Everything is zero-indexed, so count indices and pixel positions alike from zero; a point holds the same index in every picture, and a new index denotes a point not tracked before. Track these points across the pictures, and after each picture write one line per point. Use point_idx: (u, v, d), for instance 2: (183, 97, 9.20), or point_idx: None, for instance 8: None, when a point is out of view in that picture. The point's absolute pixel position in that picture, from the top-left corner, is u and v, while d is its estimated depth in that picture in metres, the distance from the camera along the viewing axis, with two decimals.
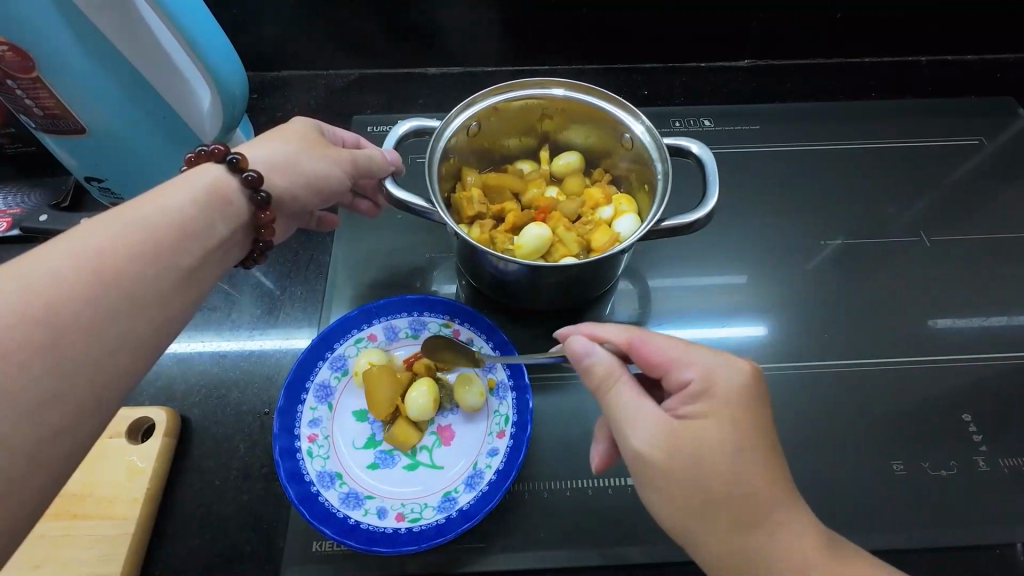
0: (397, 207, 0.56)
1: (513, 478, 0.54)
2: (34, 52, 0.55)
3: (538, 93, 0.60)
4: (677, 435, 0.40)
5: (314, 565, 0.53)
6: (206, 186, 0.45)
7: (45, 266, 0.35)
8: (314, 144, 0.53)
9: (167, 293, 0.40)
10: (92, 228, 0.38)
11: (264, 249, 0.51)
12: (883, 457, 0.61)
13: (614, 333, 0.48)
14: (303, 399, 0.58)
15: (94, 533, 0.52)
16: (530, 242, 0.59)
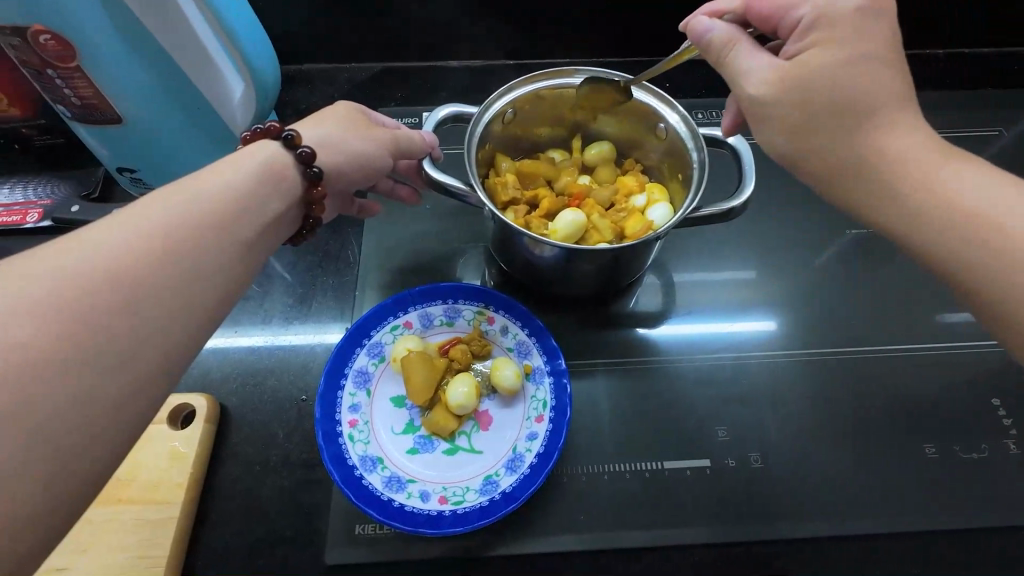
0: (436, 189, 0.58)
1: (555, 461, 0.55)
2: (75, 41, 0.55)
3: (576, 82, 0.62)
4: (822, 65, 0.44)
5: (358, 548, 0.54)
6: (263, 161, 0.46)
7: (113, 246, 0.35)
8: (361, 125, 0.54)
9: (227, 273, 0.41)
10: (156, 207, 0.39)
11: (313, 226, 0.51)
12: (915, 442, 0.62)
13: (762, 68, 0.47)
14: (342, 384, 0.59)
15: (140, 516, 0.53)
16: (565, 226, 0.61)
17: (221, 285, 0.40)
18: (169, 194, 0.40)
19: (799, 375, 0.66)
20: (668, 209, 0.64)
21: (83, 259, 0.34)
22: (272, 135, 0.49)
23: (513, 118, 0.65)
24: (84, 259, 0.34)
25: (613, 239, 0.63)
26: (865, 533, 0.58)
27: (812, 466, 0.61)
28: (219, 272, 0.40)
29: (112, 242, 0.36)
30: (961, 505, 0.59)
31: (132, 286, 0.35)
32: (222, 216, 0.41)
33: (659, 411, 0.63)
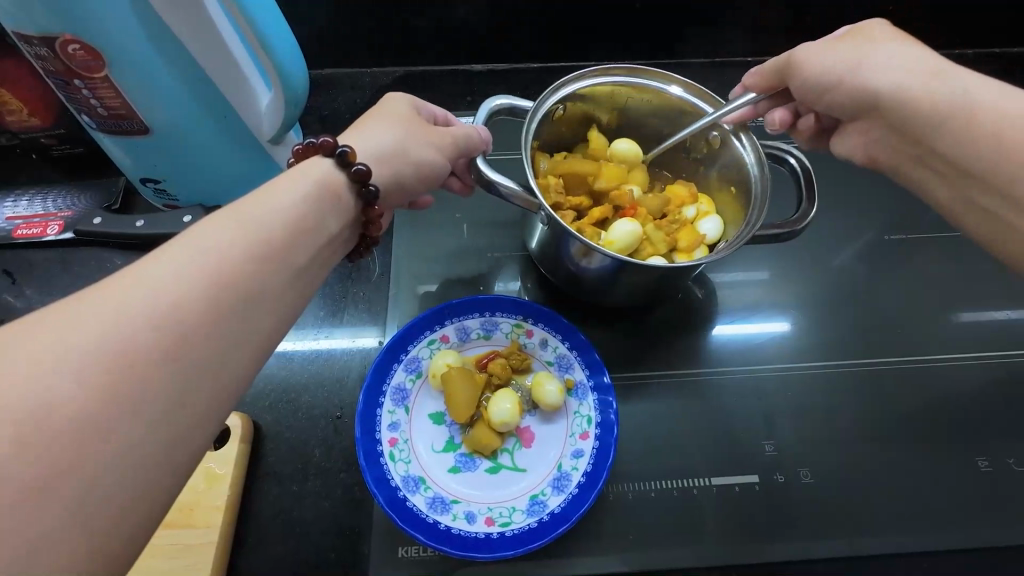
0: (485, 188, 0.56)
1: (604, 480, 0.53)
2: (104, 50, 0.54)
3: (639, 83, 0.64)
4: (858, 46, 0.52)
5: (404, 570, 0.53)
6: (318, 182, 0.44)
7: (174, 266, 0.33)
8: (415, 131, 0.53)
9: (286, 292, 0.39)
10: (215, 224, 0.37)
11: (370, 243, 0.52)
12: (964, 453, 0.62)
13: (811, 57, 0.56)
14: (381, 402, 0.57)
15: (178, 541, 0.51)
16: (624, 236, 0.61)
17: (280, 306, 0.38)
18: (225, 212, 0.38)
19: (843, 386, 0.65)
20: (718, 221, 0.66)
21: (143, 280, 0.32)
22: (324, 151, 0.46)
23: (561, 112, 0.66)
24: (144, 280, 0.32)
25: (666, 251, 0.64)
26: (919, 550, 0.57)
27: (861, 480, 0.60)
28: (277, 294, 0.38)
29: (172, 261, 0.33)
30: (1014, 518, 0.58)
31: (196, 309, 0.33)
32: (280, 233, 0.39)
33: (704, 424, 0.62)
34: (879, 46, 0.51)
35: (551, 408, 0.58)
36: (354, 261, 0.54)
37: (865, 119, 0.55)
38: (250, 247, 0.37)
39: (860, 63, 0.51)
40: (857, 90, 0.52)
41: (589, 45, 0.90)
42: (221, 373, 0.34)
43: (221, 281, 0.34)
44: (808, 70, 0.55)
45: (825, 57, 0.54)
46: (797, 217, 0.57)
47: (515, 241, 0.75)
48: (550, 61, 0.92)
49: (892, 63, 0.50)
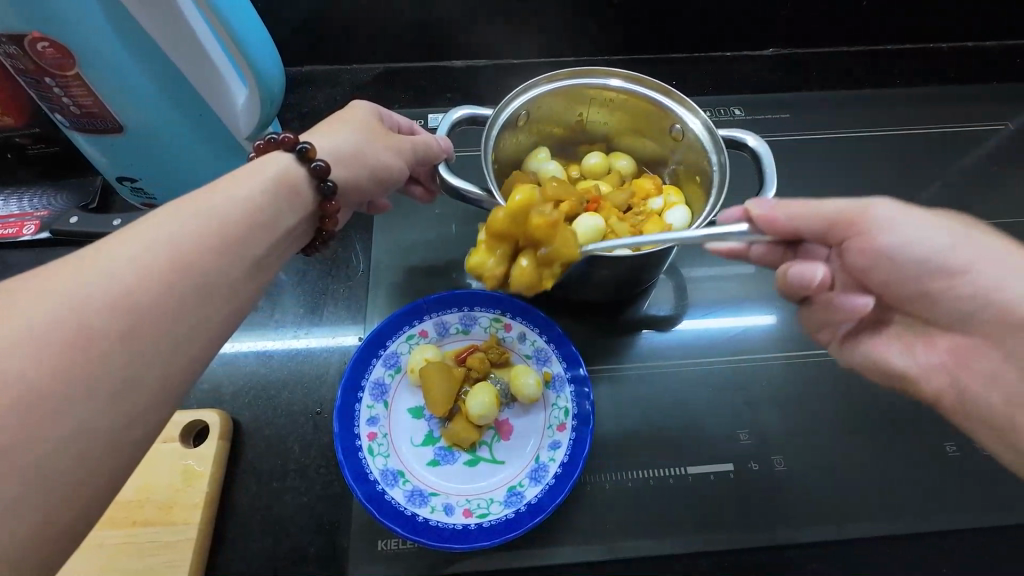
0: (451, 194, 0.59)
1: (580, 469, 0.54)
2: (75, 48, 0.54)
3: (597, 83, 0.65)
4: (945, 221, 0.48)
5: (383, 563, 0.54)
6: (277, 175, 0.45)
7: (129, 259, 0.34)
8: (376, 135, 0.54)
9: (243, 282, 0.40)
10: (167, 217, 0.37)
11: (326, 237, 0.52)
12: (935, 438, 0.63)
13: (901, 231, 0.47)
14: (359, 397, 0.58)
15: (158, 538, 0.52)
16: (588, 231, 0.62)
17: (237, 298, 0.39)
18: (180, 202, 0.39)
19: (818, 374, 0.66)
20: (685, 212, 0.67)
21: (90, 275, 0.32)
22: (284, 146, 0.47)
23: (526, 117, 0.68)
24: (101, 277, 0.33)
25: (632, 243, 0.65)
26: (887, 534, 0.58)
27: (833, 468, 0.61)
28: (233, 285, 0.39)
29: (126, 254, 0.34)
30: (983, 500, 0.60)
31: (146, 304, 0.34)
32: (237, 222, 0.40)
33: (682, 414, 0.63)
34: (941, 234, 0.47)
35: (529, 400, 0.59)
36: (309, 254, 0.54)
37: (986, 348, 0.47)
38: (204, 239, 0.37)
39: (896, 231, 0.47)
40: (887, 248, 0.48)
41: (570, 39, 0.90)
42: (172, 361, 0.35)
43: (173, 273, 0.35)
44: (800, 220, 0.50)
45: (912, 224, 0.47)
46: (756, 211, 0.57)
47: None
48: (531, 56, 0.92)
49: (936, 246, 0.47)
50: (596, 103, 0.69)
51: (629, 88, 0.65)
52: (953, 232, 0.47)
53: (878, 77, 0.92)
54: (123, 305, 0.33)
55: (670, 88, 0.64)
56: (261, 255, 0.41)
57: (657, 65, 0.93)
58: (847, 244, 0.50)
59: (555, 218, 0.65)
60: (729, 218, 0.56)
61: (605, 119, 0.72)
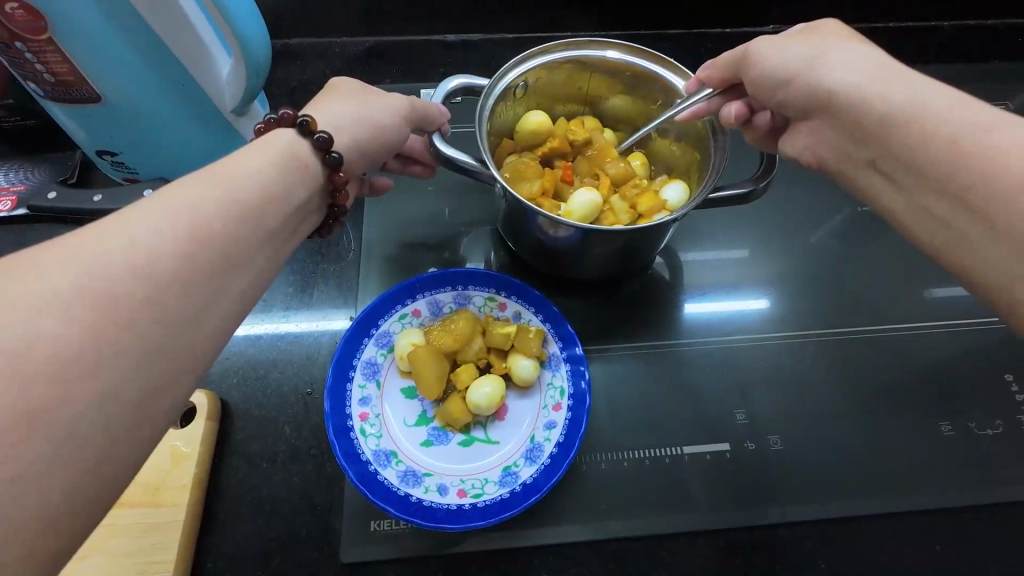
0: (444, 164, 0.57)
1: (576, 449, 0.54)
2: (46, 11, 0.50)
3: (595, 54, 0.63)
4: (776, 41, 0.51)
5: (375, 545, 0.53)
6: (285, 151, 0.44)
7: (131, 235, 0.32)
8: (369, 101, 0.53)
9: (250, 256, 0.38)
10: (168, 197, 0.35)
11: (338, 214, 0.51)
12: (930, 419, 0.63)
13: (762, 51, 0.52)
14: (351, 376, 0.57)
15: (145, 520, 0.51)
16: (580, 206, 0.61)
17: (241, 279, 0.37)
18: (184, 183, 0.37)
19: (813, 355, 0.66)
20: (684, 190, 0.66)
21: (77, 253, 0.30)
22: (285, 124, 0.46)
23: (524, 91, 0.66)
24: (100, 252, 0.31)
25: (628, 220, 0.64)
26: (881, 512, 0.58)
27: (830, 447, 0.61)
28: (240, 264, 0.37)
29: (127, 234, 0.32)
30: (977, 479, 0.60)
31: (157, 286, 0.32)
32: (244, 199, 0.38)
33: (678, 394, 0.62)
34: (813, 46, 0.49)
35: (525, 383, 0.58)
36: (325, 236, 0.53)
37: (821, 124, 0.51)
38: (208, 215, 0.36)
39: (830, 59, 0.48)
40: (808, 91, 0.49)
41: (568, 12, 0.87)
42: (176, 338, 0.33)
43: (180, 253, 0.34)
44: (769, 58, 0.51)
45: (782, 53, 0.50)
46: (757, 181, 0.56)
47: (488, 216, 0.74)
48: (526, 31, 0.89)
49: (874, 66, 0.46)
50: (597, 76, 0.67)
51: (626, 60, 0.63)
52: (786, 36, 0.51)
53: None
54: (126, 285, 0.31)
55: (668, 59, 0.62)
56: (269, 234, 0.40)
57: (655, 42, 0.90)
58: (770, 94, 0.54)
59: (546, 193, 0.64)
60: (723, 195, 0.56)
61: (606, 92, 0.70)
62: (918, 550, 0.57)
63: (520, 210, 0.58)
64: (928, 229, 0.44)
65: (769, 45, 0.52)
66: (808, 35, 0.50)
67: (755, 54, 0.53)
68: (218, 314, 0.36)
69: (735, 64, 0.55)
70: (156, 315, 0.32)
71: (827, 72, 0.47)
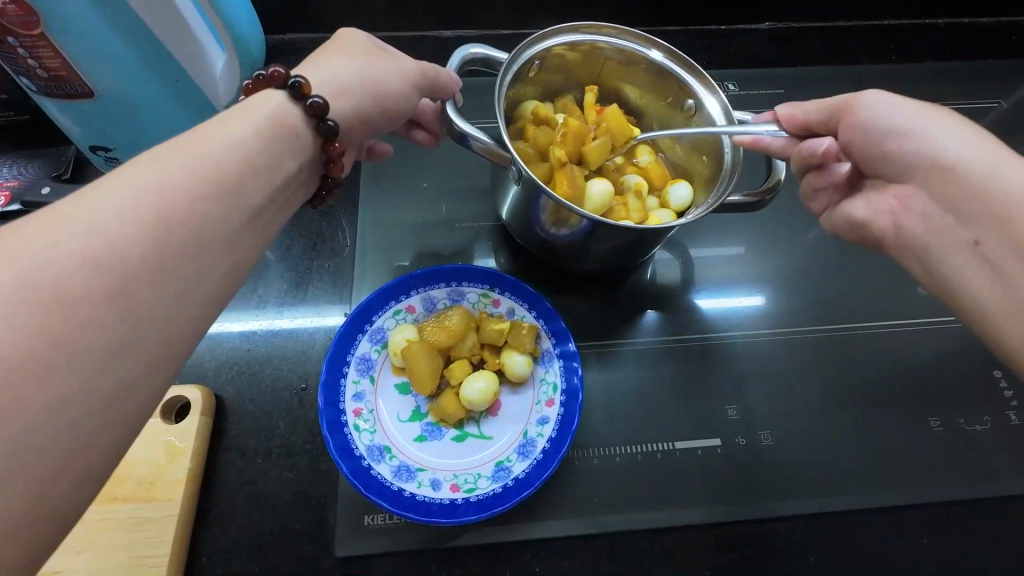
0: (454, 137, 0.55)
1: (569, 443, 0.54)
2: (40, 7, 0.49)
3: (616, 43, 0.63)
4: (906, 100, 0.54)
5: (368, 539, 0.53)
6: (272, 115, 0.44)
7: (103, 208, 0.32)
8: (370, 65, 0.52)
9: (230, 229, 0.38)
10: (141, 168, 0.35)
11: (332, 185, 0.52)
12: (919, 415, 0.64)
13: (880, 102, 0.54)
14: (345, 372, 0.57)
15: (140, 515, 0.51)
16: (596, 196, 0.62)
17: (222, 250, 0.37)
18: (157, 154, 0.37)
19: (805, 352, 0.67)
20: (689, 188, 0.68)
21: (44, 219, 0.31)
22: (274, 83, 0.46)
23: (539, 69, 0.66)
24: (67, 238, 0.31)
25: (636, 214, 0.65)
26: (870, 508, 0.59)
27: (820, 442, 0.61)
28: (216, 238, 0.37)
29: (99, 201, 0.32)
30: (965, 475, 0.60)
31: (129, 262, 0.32)
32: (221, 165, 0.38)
33: (672, 390, 0.63)
34: (911, 107, 0.53)
35: (518, 379, 0.58)
36: (317, 205, 0.54)
37: (913, 191, 0.53)
38: (180, 181, 0.36)
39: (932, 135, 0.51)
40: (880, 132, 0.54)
41: (564, 8, 0.87)
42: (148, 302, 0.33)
43: (152, 221, 0.34)
44: (879, 111, 0.54)
45: (894, 109, 0.53)
46: (766, 191, 0.57)
47: (483, 212, 0.74)
48: (523, 27, 0.89)
49: (987, 152, 0.49)
50: (611, 66, 0.67)
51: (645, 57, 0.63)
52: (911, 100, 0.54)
53: (872, 52, 0.91)
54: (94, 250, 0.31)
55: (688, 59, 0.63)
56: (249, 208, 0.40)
57: (651, 38, 0.90)
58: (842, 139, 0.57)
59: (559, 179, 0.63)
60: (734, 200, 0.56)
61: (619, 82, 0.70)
62: (905, 546, 0.57)
63: (527, 202, 0.59)
64: (990, 289, 0.46)
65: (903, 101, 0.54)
66: (915, 107, 0.53)
67: (863, 105, 0.55)
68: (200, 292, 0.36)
69: (834, 109, 0.57)
70: (130, 290, 0.32)
71: (930, 133, 0.51)
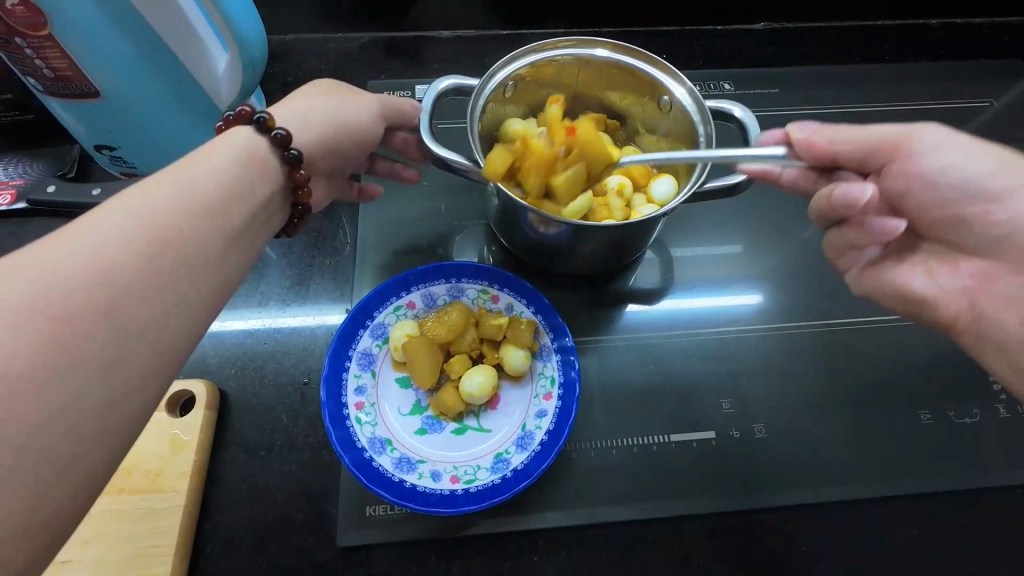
0: (437, 164, 0.58)
1: (566, 436, 0.55)
2: (47, 8, 0.51)
3: (582, 53, 0.64)
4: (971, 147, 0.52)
5: (370, 530, 0.54)
6: (244, 150, 0.46)
7: (91, 238, 0.35)
8: (336, 96, 0.54)
9: (216, 255, 0.40)
10: (125, 208, 0.37)
11: (302, 213, 0.53)
12: (910, 408, 0.65)
13: (932, 151, 0.52)
14: (346, 366, 0.58)
15: (145, 506, 0.52)
16: (574, 202, 0.63)
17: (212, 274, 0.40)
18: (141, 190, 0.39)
19: (798, 346, 0.68)
20: (673, 182, 0.68)
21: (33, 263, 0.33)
22: (242, 120, 0.48)
23: (512, 89, 0.67)
24: (62, 263, 0.33)
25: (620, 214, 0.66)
26: (862, 498, 0.60)
27: (813, 436, 0.63)
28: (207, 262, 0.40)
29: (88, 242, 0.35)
30: (955, 466, 0.62)
31: (122, 289, 0.35)
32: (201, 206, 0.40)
33: (666, 383, 0.64)
34: (992, 161, 0.51)
35: (517, 373, 0.60)
36: (289, 234, 0.55)
37: (996, 268, 0.51)
38: (168, 216, 0.38)
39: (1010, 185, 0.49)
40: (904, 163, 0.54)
41: (561, 8, 0.88)
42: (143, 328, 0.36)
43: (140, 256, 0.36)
44: (935, 160, 0.52)
45: (949, 156, 0.52)
46: (739, 183, 0.58)
47: (483, 210, 0.75)
48: (521, 28, 0.90)
49: None
50: (585, 74, 0.68)
51: (613, 61, 0.64)
52: (971, 143, 0.52)
53: (866, 53, 0.92)
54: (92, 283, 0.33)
55: (655, 57, 0.63)
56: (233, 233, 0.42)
57: (647, 38, 0.91)
58: (887, 169, 0.55)
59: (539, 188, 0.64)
60: (711, 186, 0.57)
61: (594, 87, 0.70)
62: (897, 536, 0.58)
63: (512, 206, 0.60)
64: None
65: (966, 149, 0.52)
66: (970, 155, 0.52)
67: (929, 162, 0.52)
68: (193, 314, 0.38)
69: (882, 154, 0.54)
70: (118, 316, 0.34)
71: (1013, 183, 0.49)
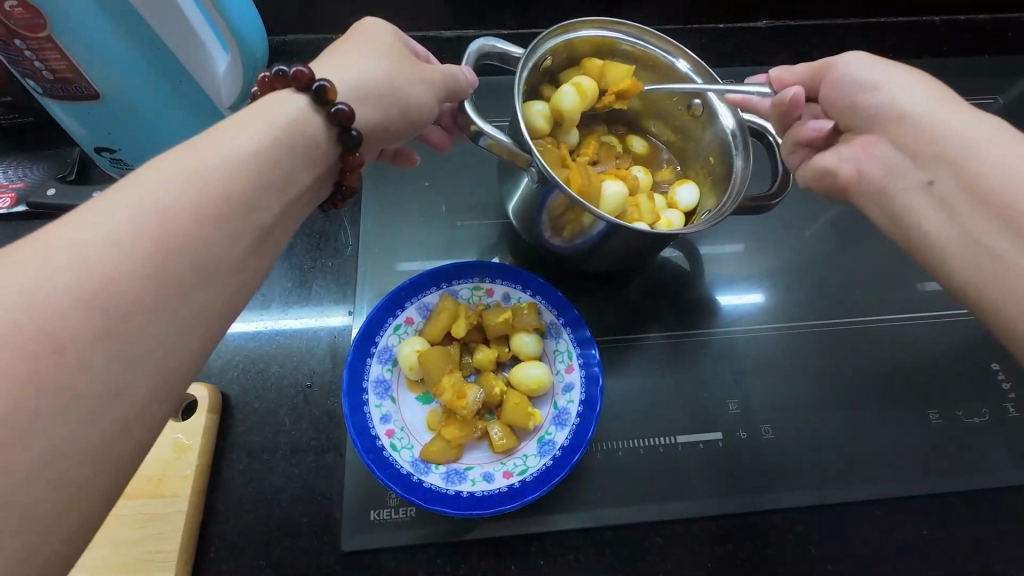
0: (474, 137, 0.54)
1: (599, 401, 0.57)
2: (45, 7, 0.50)
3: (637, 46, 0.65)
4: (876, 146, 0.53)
5: (375, 535, 0.54)
6: (153, 210, 0.33)
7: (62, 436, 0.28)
8: (406, 65, 0.53)
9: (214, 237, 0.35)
10: (139, 174, 0.34)
11: (347, 193, 0.50)
12: (918, 408, 0.64)
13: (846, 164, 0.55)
14: (366, 399, 0.57)
15: (148, 511, 0.52)
16: (608, 195, 0.63)
17: (266, 164, 0.39)
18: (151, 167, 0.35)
19: (805, 346, 0.67)
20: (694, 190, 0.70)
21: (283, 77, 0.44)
22: (298, 82, 0.44)
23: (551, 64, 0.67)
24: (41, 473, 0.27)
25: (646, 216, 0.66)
26: (869, 499, 0.59)
27: (820, 435, 0.62)
28: (146, 425, 0.32)
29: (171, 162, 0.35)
30: (963, 467, 0.61)
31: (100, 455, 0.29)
32: (385, 119, 0.51)
33: (673, 384, 0.63)
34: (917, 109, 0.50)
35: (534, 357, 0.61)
36: (326, 210, 0.52)
37: (876, 139, 0.52)
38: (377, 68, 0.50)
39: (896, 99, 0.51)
40: (889, 103, 0.51)
41: (564, 7, 0.88)
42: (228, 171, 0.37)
43: (105, 275, 0.30)
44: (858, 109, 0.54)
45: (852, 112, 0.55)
46: (775, 189, 0.61)
47: (486, 210, 0.74)
48: (522, 27, 0.90)
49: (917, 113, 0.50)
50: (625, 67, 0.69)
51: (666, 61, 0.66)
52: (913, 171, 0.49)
53: (869, 50, 0.92)
54: (327, 89, 0.43)
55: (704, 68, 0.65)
56: (139, 364, 0.31)
57: None
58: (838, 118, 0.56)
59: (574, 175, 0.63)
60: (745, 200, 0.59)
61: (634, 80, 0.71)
62: (906, 538, 0.58)
63: (532, 203, 0.60)
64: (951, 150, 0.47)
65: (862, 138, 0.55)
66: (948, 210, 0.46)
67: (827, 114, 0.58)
68: (172, 380, 0.33)
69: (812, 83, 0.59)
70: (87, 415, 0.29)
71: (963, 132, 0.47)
